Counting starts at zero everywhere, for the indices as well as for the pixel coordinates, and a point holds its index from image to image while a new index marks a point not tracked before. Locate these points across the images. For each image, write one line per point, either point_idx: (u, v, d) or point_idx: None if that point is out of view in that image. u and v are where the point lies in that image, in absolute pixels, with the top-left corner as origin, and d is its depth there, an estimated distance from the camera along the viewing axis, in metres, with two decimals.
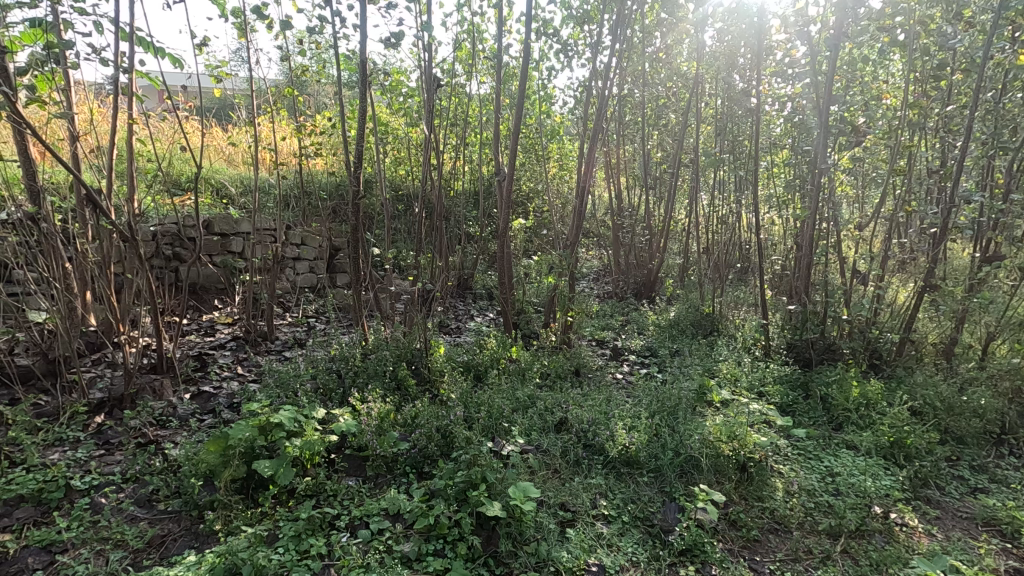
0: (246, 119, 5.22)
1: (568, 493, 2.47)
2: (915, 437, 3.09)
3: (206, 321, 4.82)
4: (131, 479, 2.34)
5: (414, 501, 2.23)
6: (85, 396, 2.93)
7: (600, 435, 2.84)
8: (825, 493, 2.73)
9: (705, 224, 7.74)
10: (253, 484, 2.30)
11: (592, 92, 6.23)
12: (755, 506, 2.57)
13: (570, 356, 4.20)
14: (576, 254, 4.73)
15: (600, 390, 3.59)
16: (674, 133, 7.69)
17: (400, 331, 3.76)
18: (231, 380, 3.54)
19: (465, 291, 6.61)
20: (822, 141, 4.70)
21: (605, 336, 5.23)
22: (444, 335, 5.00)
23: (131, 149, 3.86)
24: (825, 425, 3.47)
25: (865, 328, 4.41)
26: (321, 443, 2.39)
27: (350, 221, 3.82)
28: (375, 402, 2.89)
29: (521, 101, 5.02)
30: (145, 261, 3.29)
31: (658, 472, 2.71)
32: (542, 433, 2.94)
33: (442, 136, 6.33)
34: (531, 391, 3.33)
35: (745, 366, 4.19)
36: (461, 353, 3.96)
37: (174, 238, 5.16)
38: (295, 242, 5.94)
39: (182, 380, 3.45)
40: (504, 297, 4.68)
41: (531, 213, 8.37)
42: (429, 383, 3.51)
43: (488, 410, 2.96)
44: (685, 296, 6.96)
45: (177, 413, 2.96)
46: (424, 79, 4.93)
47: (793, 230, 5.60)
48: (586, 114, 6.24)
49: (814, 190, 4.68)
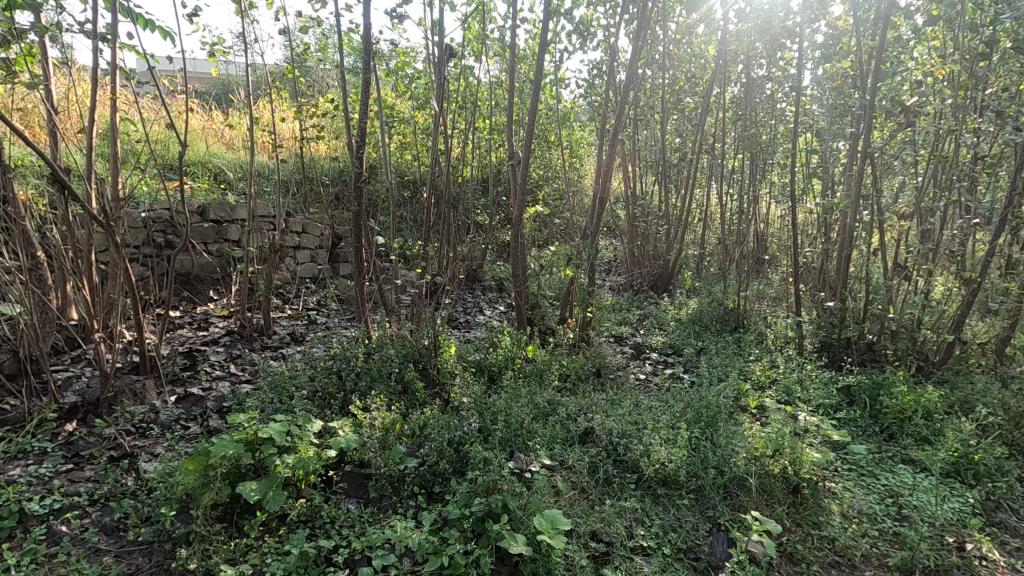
0: (244, 102, 4.89)
1: (599, 519, 2.16)
2: (984, 453, 2.76)
3: (200, 314, 4.57)
4: (98, 501, 2.04)
5: (424, 533, 1.92)
6: (55, 402, 2.63)
7: (633, 450, 2.50)
8: (889, 519, 2.41)
9: (725, 215, 7.38)
10: (238, 510, 1.99)
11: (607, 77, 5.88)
12: (813, 536, 2.25)
13: (590, 356, 3.88)
14: (595, 245, 4.40)
15: (626, 394, 3.27)
16: (692, 119, 7.32)
17: (406, 328, 3.44)
18: (224, 381, 3.25)
19: (475, 283, 6.28)
20: (869, 121, 4.30)
21: (624, 333, 4.90)
22: (454, 330, 4.69)
23: (117, 131, 3.52)
24: (876, 435, 3.14)
25: (912, 327, 4.05)
26: (317, 460, 2.10)
27: (350, 209, 3.45)
28: (378, 410, 2.57)
29: (535, 84, 4.64)
30: (123, 250, 2.96)
31: (700, 494, 2.39)
32: (566, 446, 2.62)
33: (450, 120, 5.99)
34: (551, 397, 3.01)
35: (781, 367, 3.86)
36: (472, 352, 3.64)
37: (166, 225, 4.87)
38: (296, 230, 5.69)
39: (168, 380, 3.14)
40: (519, 290, 4.36)
41: (542, 201, 8.02)
42: (439, 386, 3.18)
43: (505, 421, 2.64)
44: (705, 289, 6.64)
45: (158, 420, 2.68)
46: (430, 60, 4.51)
47: (826, 221, 5.23)
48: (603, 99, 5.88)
49: (857, 177, 4.26)
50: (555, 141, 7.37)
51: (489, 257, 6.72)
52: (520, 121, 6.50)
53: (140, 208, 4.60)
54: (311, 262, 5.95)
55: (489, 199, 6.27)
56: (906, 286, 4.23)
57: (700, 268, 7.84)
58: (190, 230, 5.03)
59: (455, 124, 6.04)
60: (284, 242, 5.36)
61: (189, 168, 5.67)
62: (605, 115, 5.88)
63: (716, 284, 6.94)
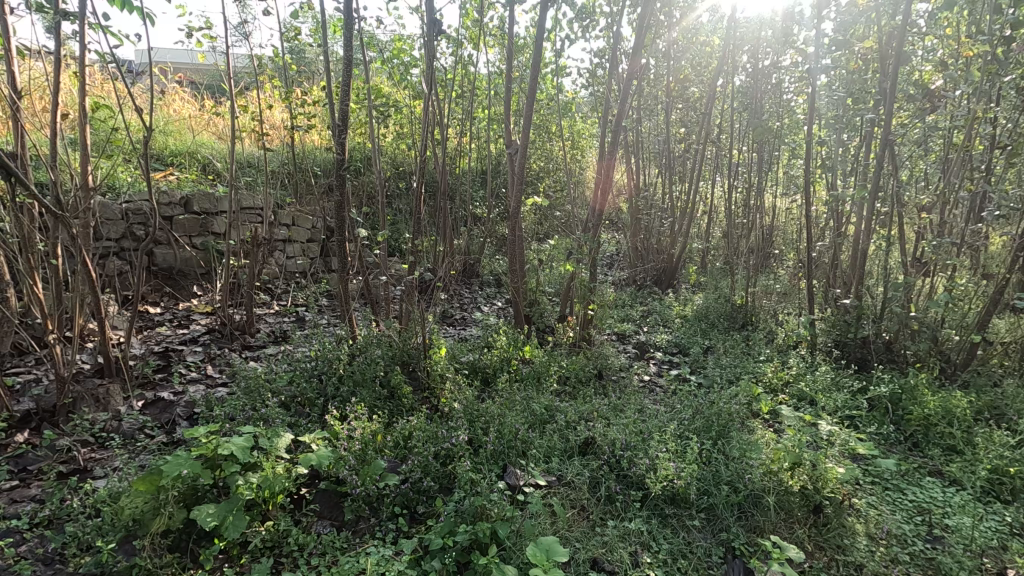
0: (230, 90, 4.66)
1: (601, 544, 1.95)
2: (1022, 466, 2.53)
3: (182, 311, 4.36)
4: (40, 525, 1.82)
5: (404, 564, 1.70)
6: (5, 410, 2.41)
7: (638, 464, 2.27)
8: (920, 541, 2.19)
9: (732, 208, 7.13)
10: (195, 536, 1.78)
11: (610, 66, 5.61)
12: (838, 561, 2.04)
13: (591, 356, 3.64)
14: (597, 239, 4.16)
15: (630, 399, 3.05)
16: (698, 109, 7.05)
17: (394, 328, 3.21)
18: (198, 385, 3.03)
19: (472, 277, 6.04)
20: (889, 106, 4.05)
21: (627, 330, 4.67)
22: (448, 327, 4.47)
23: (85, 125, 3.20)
24: (900, 444, 2.91)
25: (934, 326, 3.81)
26: (285, 479, 1.88)
27: (333, 201, 3.20)
28: (359, 419, 2.34)
29: (533, 72, 4.38)
30: (81, 243, 2.73)
31: (711, 514, 2.18)
32: (564, 458, 2.40)
33: (446, 110, 5.74)
34: (549, 402, 2.79)
35: (794, 368, 3.63)
36: (466, 352, 3.41)
37: (147, 217, 4.63)
38: (285, 223, 5.45)
39: (137, 384, 2.92)
40: (516, 285, 4.13)
41: (543, 193, 7.77)
42: (428, 390, 2.96)
43: (498, 431, 2.42)
44: (710, 285, 6.41)
45: (119, 429, 2.46)
46: (423, 45, 4.27)
47: (840, 214, 4.98)
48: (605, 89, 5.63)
49: (877, 166, 3.99)
50: (555, 132, 7.11)
51: (487, 250, 6.49)
52: (519, 111, 6.24)
53: (117, 200, 4.37)
54: (302, 256, 5.72)
55: (487, 192, 6.03)
56: (927, 283, 3.99)
57: (705, 262, 7.60)
58: (173, 223, 4.79)
59: (451, 114, 5.79)
60: (273, 235, 5.13)
61: (175, 158, 5.46)
62: (607, 106, 5.62)
63: (722, 279, 6.71)
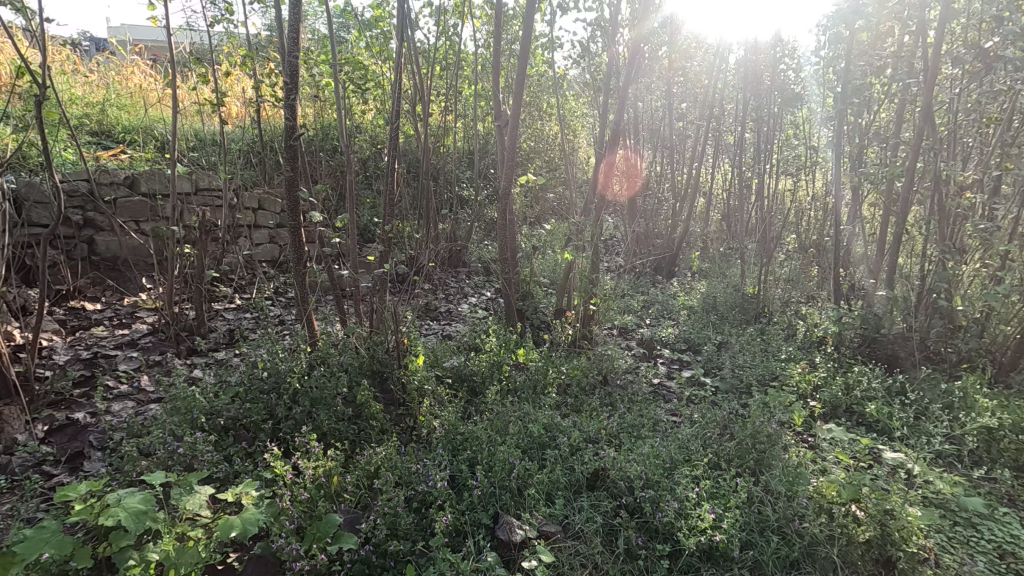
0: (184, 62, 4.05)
1: None
2: None
3: (126, 308, 3.82)
4: None
5: None
6: None
7: (666, 510, 1.79)
8: None
9: (737, 191, 6.66)
10: None
11: (602, 45, 5.10)
12: None
13: (594, 358, 3.16)
14: (598, 225, 3.65)
15: (644, 414, 2.57)
16: (700, 87, 6.54)
17: (363, 332, 2.71)
18: (126, 402, 2.52)
19: (458, 265, 5.51)
20: (933, 74, 3.57)
21: (629, 325, 4.22)
22: (431, 323, 3.97)
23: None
24: (964, 464, 2.45)
25: (983, 319, 3.36)
26: (201, 553, 1.39)
27: (287, 182, 2.66)
28: (310, 456, 1.85)
29: (525, 38, 3.82)
30: None
31: (758, 572, 1.72)
32: (570, 497, 1.93)
33: (429, 85, 5.16)
34: (549, 422, 2.31)
35: (824, 370, 3.19)
36: (448, 356, 2.92)
37: (85, 199, 4.00)
38: (251, 206, 4.88)
39: (44, 405, 2.40)
40: (507, 276, 3.65)
41: (534, 175, 7.23)
42: (403, 408, 2.47)
43: (487, 467, 1.94)
44: (716, 270, 5.94)
45: (6, 469, 1.97)
46: (400, 8, 3.72)
47: (861, 199, 4.53)
48: (602, 69, 5.12)
49: (918, 145, 3.53)
50: (546, 111, 6.59)
51: (475, 235, 5.97)
52: (508, 86, 5.68)
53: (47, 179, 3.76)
54: (270, 242, 5.16)
55: (473, 172, 5.50)
56: (968, 272, 3.55)
57: (707, 247, 7.15)
58: (119, 206, 4.18)
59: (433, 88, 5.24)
60: (237, 220, 4.58)
61: (127, 135, 4.82)
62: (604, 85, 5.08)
63: (727, 265, 6.24)
